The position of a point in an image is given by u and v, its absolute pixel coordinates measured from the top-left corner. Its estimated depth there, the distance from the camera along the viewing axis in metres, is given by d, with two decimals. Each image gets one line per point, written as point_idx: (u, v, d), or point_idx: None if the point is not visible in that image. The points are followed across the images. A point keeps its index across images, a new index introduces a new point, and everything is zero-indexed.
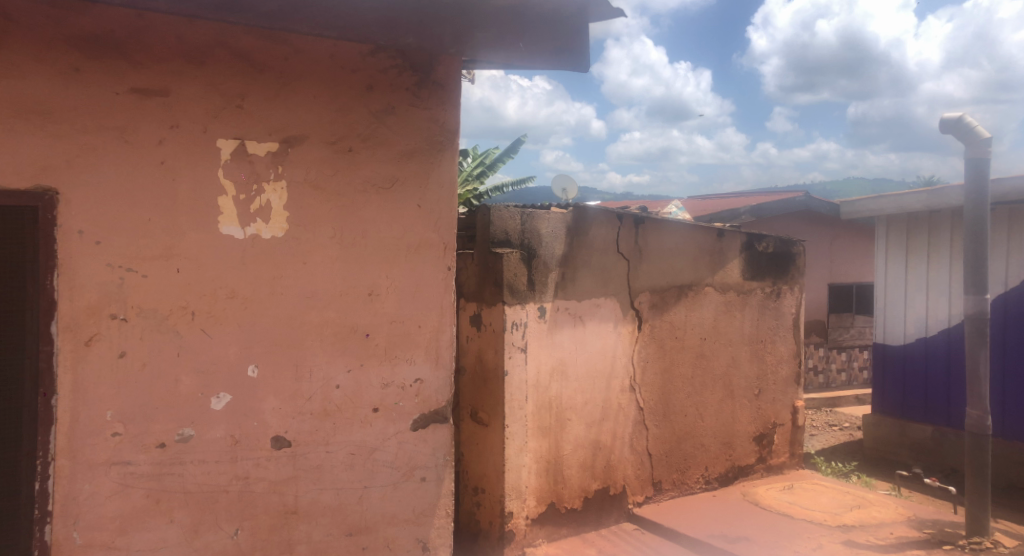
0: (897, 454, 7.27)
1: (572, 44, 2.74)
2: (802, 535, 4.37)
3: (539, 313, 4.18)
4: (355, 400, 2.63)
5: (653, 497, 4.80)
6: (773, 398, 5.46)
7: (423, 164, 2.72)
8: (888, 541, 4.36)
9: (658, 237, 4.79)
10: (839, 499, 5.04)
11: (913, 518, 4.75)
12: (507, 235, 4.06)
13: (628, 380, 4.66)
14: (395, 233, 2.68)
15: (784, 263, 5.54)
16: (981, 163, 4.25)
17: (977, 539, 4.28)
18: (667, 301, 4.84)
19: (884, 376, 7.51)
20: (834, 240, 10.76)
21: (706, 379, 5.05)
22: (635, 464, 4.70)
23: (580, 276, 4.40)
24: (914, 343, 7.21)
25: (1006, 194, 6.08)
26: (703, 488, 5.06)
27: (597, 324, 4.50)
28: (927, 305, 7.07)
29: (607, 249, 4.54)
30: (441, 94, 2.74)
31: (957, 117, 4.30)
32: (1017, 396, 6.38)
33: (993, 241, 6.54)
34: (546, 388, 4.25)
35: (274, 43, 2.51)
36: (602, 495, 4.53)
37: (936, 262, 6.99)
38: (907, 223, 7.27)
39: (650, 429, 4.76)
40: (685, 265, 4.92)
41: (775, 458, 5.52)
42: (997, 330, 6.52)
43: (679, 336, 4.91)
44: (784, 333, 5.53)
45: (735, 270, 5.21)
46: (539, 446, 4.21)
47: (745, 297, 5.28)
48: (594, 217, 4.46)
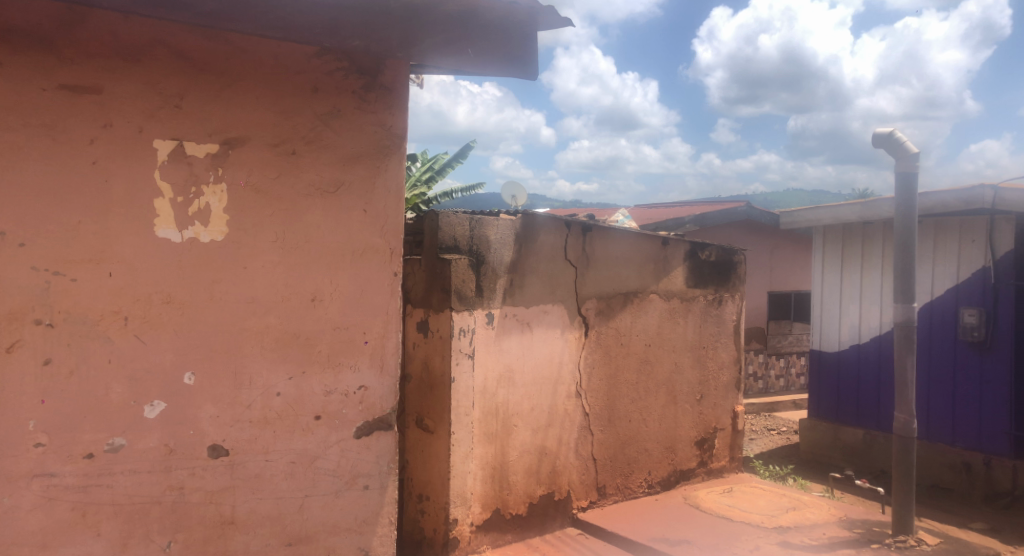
0: (830, 456, 7.51)
1: (521, 52, 2.76)
2: (740, 537, 4.47)
3: (487, 319, 4.18)
4: (296, 407, 2.59)
5: (597, 502, 4.84)
6: (714, 402, 5.57)
7: (369, 168, 2.70)
8: (822, 541, 4.48)
9: (605, 245, 4.85)
10: (775, 501, 5.17)
11: (845, 519, 4.90)
12: (456, 241, 4.06)
13: (575, 386, 4.69)
14: (340, 238, 2.65)
15: (726, 271, 5.66)
16: (910, 176, 4.43)
17: (903, 537, 4.44)
18: (613, 308, 4.90)
19: (820, 381, 7.73)
20: (774, 250, 11.05)
21: (650, 385, 5.13)
22: (580, 469, 4.73)
23: (528, 282, 4.42)
24: (848, 349, 7.44)
25: (933, 207, 6.35)
26: (646, 492, 5.13)
27: (544, 330, 4.52)
28: (860, 312, 7.31)
29: (555, 256, 4.57)
30: (388, 97, 2.72)
31: (888, 133, 4.48)
32: (940, 400, 6.65)
33: (921, 252, 6.82)
34: (493, 395, 4.24)
35: (216, 43, 2.46)
36: (547, 501, 4.55)
37: (869, 271, 7.24)
38: (842, 233, 7.52)
39: (596, 435, 4.81)
40: (631, 272, 4.99)
41: (716, 462, 5.63)
42: (923, 337, 6.79)
43: (624, 342, 4.97)
44: (725, 340, 5.65)
45: (679, 277, 5.30)
46: (485, 453, 4.21)
47: (688, 304, 5.38)
48: (542, 225, 4.49)
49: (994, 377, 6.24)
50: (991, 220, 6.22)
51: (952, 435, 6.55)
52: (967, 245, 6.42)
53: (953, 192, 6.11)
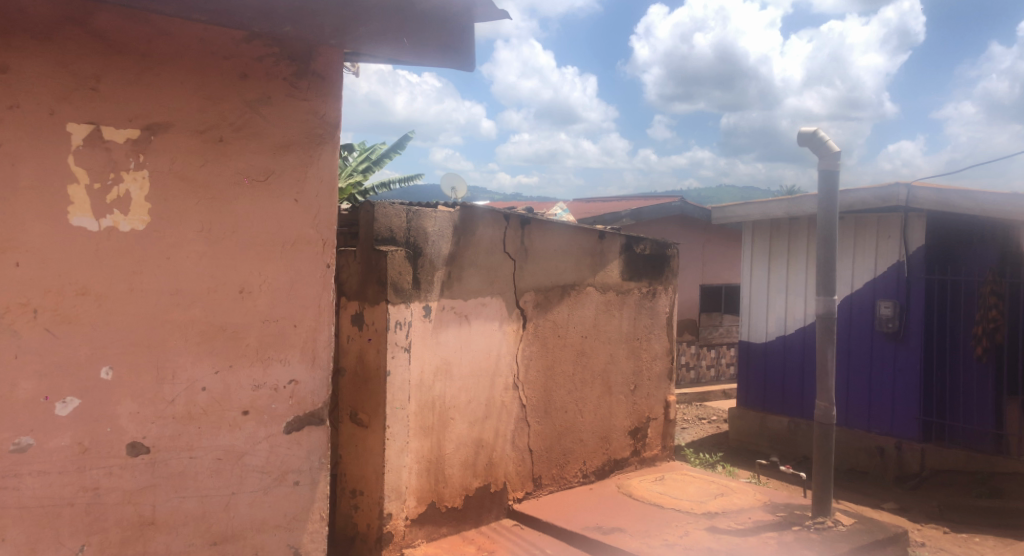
0: (757, 444, 7.74)
1: (457, 44, 2.74)
2: (670, 523, 4.56)
3: (424, 311, 4.14)
4: (222, 403, 2.51)
5: (533, 493, 4.87)
6: (648, 393, 5.67)
7: (301, 157, 2.63)
8: (747, 525, 4.62)
9: (543, 238, 4.86)
10: (704, 488, 5.30)
11: (770, 503, 5.06)
12: (392, 232, 4.02)
13: (512, 378, 4.71)
14: (269, 229, 2.58)
15: (660, 265, 5.76)
16: (831, 174, 4.59)
17: (821, 519, 4.61)
18: (550, 300, 4.92)
19: (748, 371, 7.96)
20: (706, 244, 11.30)
21: (586, 376, 5.18)
22: (516, 461, 4.75)
23: (466, 275, 4.41)
24: (774, 340, 7.68)
25: (854, 204, 6.61)
26: (581, 481, 5.18)
27: (482, 323, 4.51)
28: (786, 305, 7.56)
29: (494, 249, 4.57)
30: (321, 85, 2.66)
31: (812, 132, 4.62)
32: (858, 389, 6.93)
33: (842, 247, 7.08)
34: (429, 388, 4.21)
35: (137, 23, 2.36)
36: (483, 493, 4.56)
37: (795, 265, 7.48)
38: (770, 228, 7.75)
39: (532, 426, 4.83)
40: (568, 265, 5.02)
41: (649, 451, 5.73)
42: (843, 329, 7.07)
43: (561, 334, 5.01)
44: (659, 332, 5.75)
45: (615, 270, 5.37)
46: (421, 446, 4.18)
47: (624, 297, 5.45)
48: (481, 217, 4.48)
49: (906, 365, 6.52)
50: (905, 217, 6.50)
51: (868, 421, 6.83)
52: (884, 240, 6.70)
53: (873, 190, 6.38)
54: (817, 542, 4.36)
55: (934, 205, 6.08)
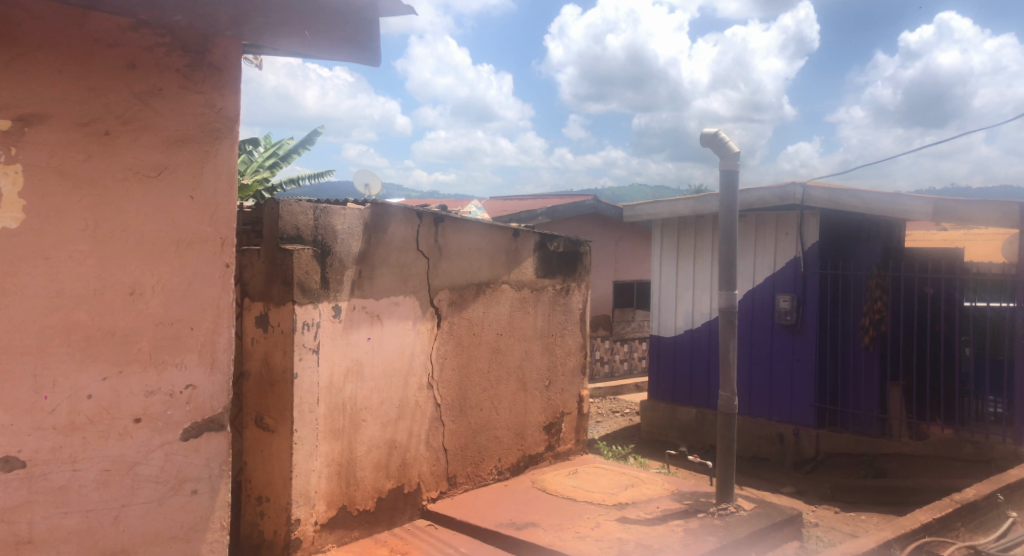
0: (667, 435, 7.95)
1: (362, 38, 2.71)
2: (582, 515, 4.64)
3: (334, 312, 4.06)
4: (110, 411, 2.40)
5: (447, 492, 4.84)
6: (561, 388, 5.73)
7: (197, 152, 2.53)
8: (655, 514, 4.74)
9: (457, 235, 4.84)
10: (616, 480, 5.41)
11: (677, 492, 5.21)
12: (299, 231, 3.93)
13: (426, 377, 4.66)
14: (163, 227, 2.47)
15: (573, 262, 5.83)
16: (732, 174, 4.76)
17: (724, 505, 4.79)
18: (465, 299, 4.91)
19: (658, 364, 8.16)
20: (618, 241, 11.52)
21: (501, 373, 5.19)
22: (430, 460, 4.71)
23: (378, 274, 4.34)
24: (683, 334, 7.91)
25: (753, 203, 6.88)
26: (495, 479, 5.19)
27: (395, 322, 4.45)
28: (693, 300, 7.80)
29: (407, 247, 4.51)
30: (218, 78, 2.56)
31: (713, 133, 4.78)
32: (760, 379, 7.23)
33: (743, 244, 7.35)
34: (339, 390, 4.13)
35: (6, 6, 2.21)
36: (396, 495, 4.50)
37: (701, 261, 7.72)
38: (678, 226, 7.96)
39: (447, 425, 4.80)
40: (482, 263, 5.02)
41: (562, 446, 5.79)
42: (744, 322, 7.36)
43: (476, 332, 5.00)
44: (572, 328, 5.82)
45: (529, 267, 5.40)
46: (331, 450, 4.09)
47: (538, 294, 5.49)
48: (393, 215, 4.42)
49: (803, 356, 6.86)
50: (801, 215, 6.81)
51: (769, 409, 7.16)
52: (782, 238, 7.01)
53: (771, 189, 6.68)
54: (721, 527, 4.52)
55: (826, 203, 6.42)
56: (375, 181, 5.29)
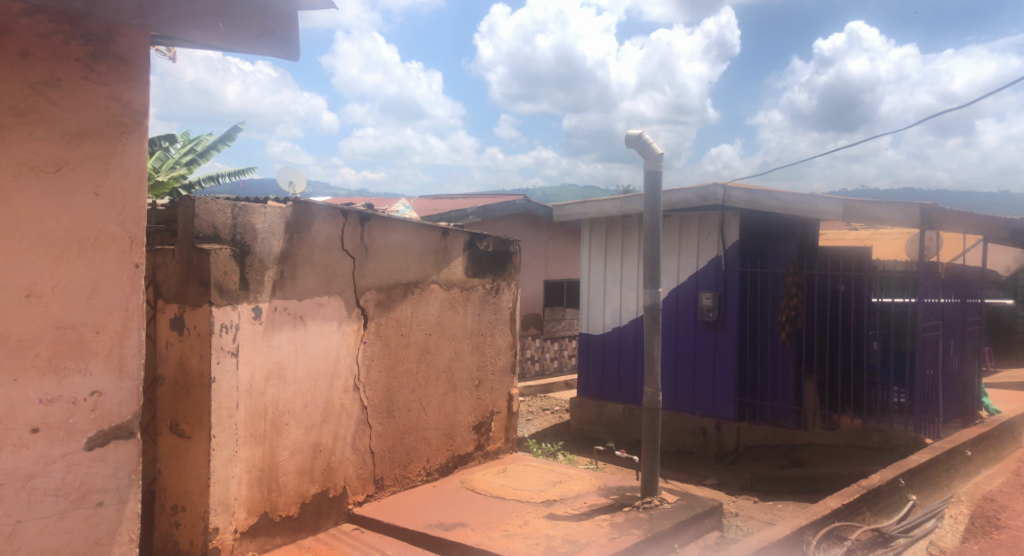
0: (595, 431, 8.07)
1: (280, 32, 2.75)
2: (510, 514, 4.65)
3: (254, 313, 3.96)
4: (5, 421, 2.31)
5: (374, 495, 4.77)
6: (491, 387, 5.72)
7: (102, 147, 2.46)
8: (582, 509, 4.79)
9: (384, 235, 4.77)
10: (544, 477, 5.45)
11: (604, 487, 5.28)
12: (216, 230, 3.80)
13: (352, 379, 4.58)
14: (65, 225, 2.39)
15: (503, 261, 5.83)
16: (655, 175, 4.85)
17: (648, 498, 4.88)
18: (393, 299, 4.84)
19: (587, 361, 8.26)
20: (549, 241, 11.61)
21: (430, 373, 5.15)
22: (356, 463, 4.64)
23: (300, 274, 4.24)
24: (611, 332, 8.03)
25: (677, 203, 7.06)
26: (424, 480, 5.14)
27: (319, 324, 4.36)
28: (621, 298, 7.93)
29: (331, 246, 4.43)
30: (124, 70, 2.50)
31: (638, 134, 4.86)
32: (684, 375, 7.43)
33: (668, 243, 7.50)
34: (260, 394, 4.02)
35: None
36: (321, 499, 4.41)
37: (628, 260, 7.86)
38: (605, 225, 8.07)
39: (374, 427, 4.73)
40: (411, 263, 4.97)
41: (492, 444, 5.79)
42: (669, 320, 7.54)
43: (404, 333, 4.94)
44: (502, 327, 5.82)
45: (458, 267, 5.38)
46: (252, 455, 3.98)
47: (468, 293, 5.47)
48: (317, 214, 4.33)
49: (725, 351, 7.09)
50: (722, 216, 7.02)
51: (692, 404, 7.36)
52: (705, 237, 7.20)
53: (693, 190, 6.89)
54: (645, 520, 4.61)
55: (745, 204, 6.65)
56: (301, 180, 5.17)
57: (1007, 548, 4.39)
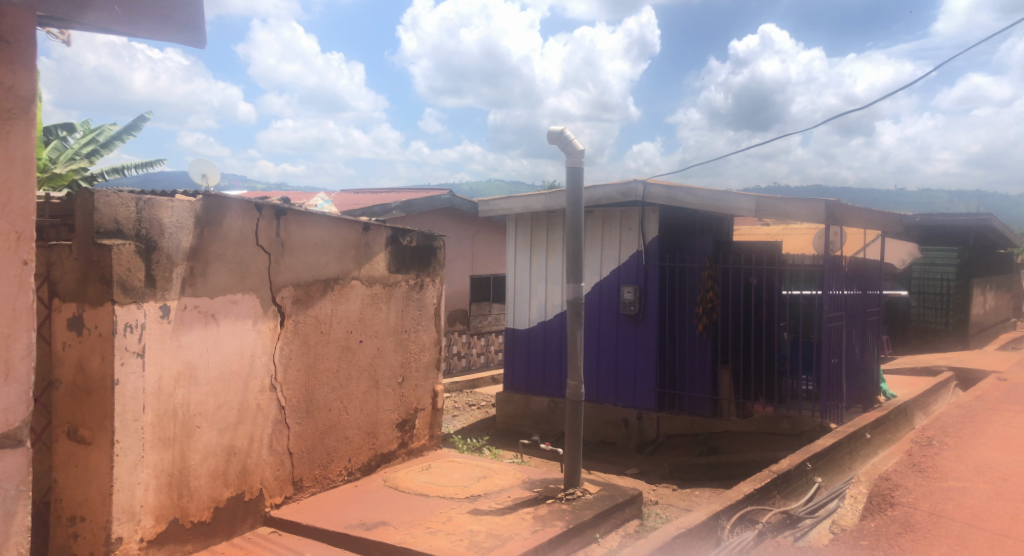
0: (521, 425, 8.10)
1: (185, 19, 2.83)
2: (433, 510, 4.61)
3: (162, 312, 3.79)
4: None
5: (293, 497, 4.63)
6: (415, 384, 5.63)
7: None
8: (506, 503, 4.79)
9: (302, 230, 4.64)
10: (469, 473, 5.42)
11: (527, 480, 5.30)
12: (119, 224, 3.62)
13: (269, 379, 4.44)
14: None
15: (426, 257, 5.73)
16: (578, 171, 4.88)
17: (571, 490, 4.93)
18: (311, 296, 4.71)
19: (512, 355, 8.27)
20: (475, 236, 11.57)
21: (351, 372, 5.03)
22: (273, 465, 4.50)
23: (212, 270, 4.08)
24: (536, 326, 8.07)
25: (600, 199, 7.15)
26: (345, 480, 5.03)
27: (232, 322, 4.21)
28: (546, 293, 7.97)
29: (245, 242, 4.27)
30: (9, 53, 2.36)
31: (560, 130, 4.88)
32: (607, 367, 7.53)
33: (592, 238, 7.58)
34: (169, 395, 3.85)
35: None
36: (235, 503, 4.25)
37: (553, 255, 7.90)
38: (530, 220, 8.09)
39: (292, 427, 4.60)
40: (330, 258, 4.84)
41: (415, 442, 5.69)
42: (592, 313, 7.62)
43: (324, 330, 4.80)
44: (425, 323, 5.72)
45: (380, 263, 5.26)
46: (160, 460, 3.81)
47: (390, 289, 5.36)
48: (230, 208, 4.17)
49: (645, 344, 7.24)
50: (642, 211, 7.16)
51: (615, 396, 7.47)
52: (626, 232, 7.31)
53: (615, 186, 6.99)
54: (568, 512, 4.64)
55: (665, 200, 6.81)
56: (216, 173, 4.96)
57: (903, 524, 4.62)
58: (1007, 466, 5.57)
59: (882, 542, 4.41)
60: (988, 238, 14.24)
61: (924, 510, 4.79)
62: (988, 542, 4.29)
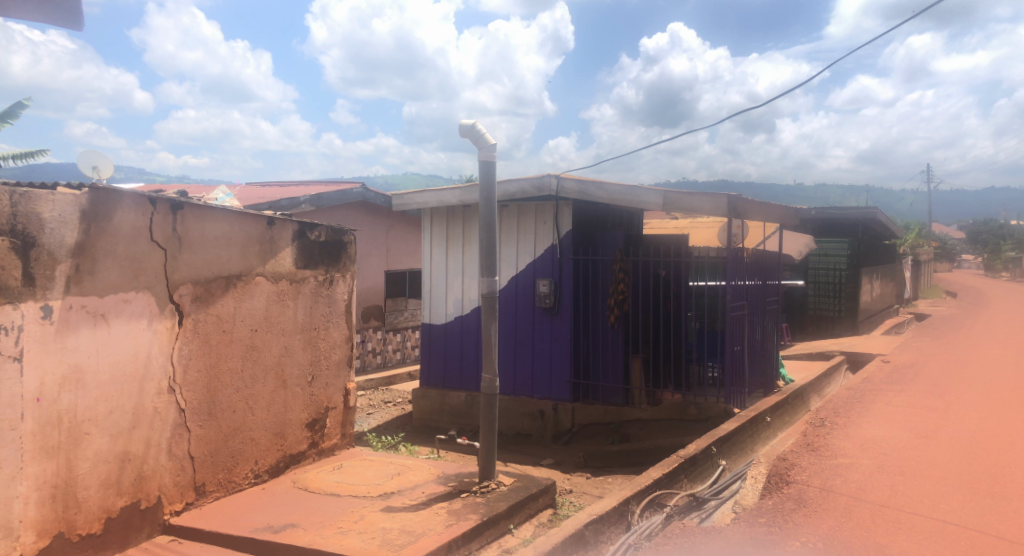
0: (438, 420, 8.05)
1: None
2: (345, 510, 4.50)
3: (43, 313, 3.57)
4: None
5: (195, 503, 4.42)
6: (325, 382, 5.46)
7: None
8: (420, 500, 4.73)
9: (201, 224, 4.42)
10: (382, 470, 5.32)
11: (442, 475, 5.25)
12: None
13: (167, 381, 4.23)
14: None
15: (337, 252, 5.53)
16: (490, 165, 4.85)
17: (486, 483, 4.92)
18: (212, 293, 4.50)
19: (429, 350, 8.19)
20: (389, 231, 11.39)
21: (256, 371, 4.83)
22: (173, 470, 4.28)
23: (101, 267, 3.86)
24: (453, 321, 8.02)
25: (514, 193, 7.15)
26: (252, 483, 4.83)
27: (125, 322, 3.99)
28: (463, 287, 7.93)
29: (138, 237, 4.04)
30: None
31: (471, 124, 4.84)
32: (523, 360, 7.55)
33: (507, 232, 7.56)
34: (53, 401, 3.62)
35: None
36: (130, 512, 4.03)
37: (469, 250, 7.86)
38: (446, 215, 8.02)
39: (193, 430, 4.39)
40: (232, 254, 4.62)
41: (326, 441, 5.52)
42: (508, 307, 7.60)
43: (226, 329, 4.60)
44: (336, 320, 5.53)
45: (287, 258, 5.06)
46: (42, 471, 3.59)
47: (298, 286, 5.16)
48: (121, 201, 3.95)
49: (560, 336, 7.30)
50: (556, 205, 7.21)
51: (531, 388, 7.51)
52: (541, 226, 7.34)
53: (528, 179, 7.02)
54: (482, 505, 4.63)
55: (577, 194, 6.87)
56: (109, 166, 4.67)
57: (796, 500, 4.84)
58: (891, 441, 5.91)
59: (778, 518, 4.60)
60: (875, 229, 15.11)
61: (816, 486, 5.03)
62: (871, 512, 4.55)
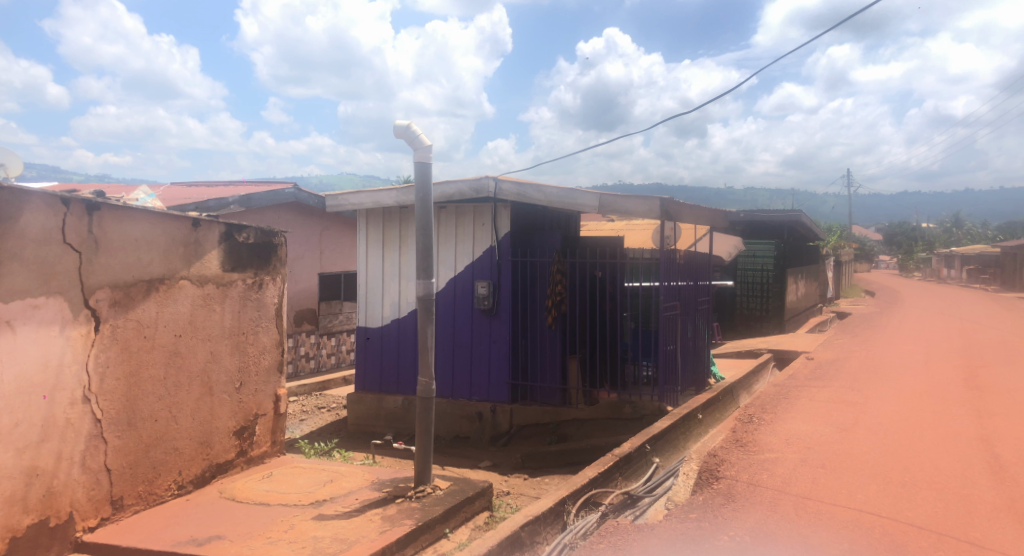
0: (374, 425, 7.90)
1: None
2: (273, 520, 4.36)
3: None
4: None
5: (111, 518, 4.20)
6: (254, 389, 5.27)
7: None
8: (352, 507, 4.62)
9: (119, 226, 4.21)
10: (314, 478, 5.18)
11: (376, 481, 5.14)
12: None
13: (81, 390, 4.01)
14: None
15: (267, 254, 5.35)
16: (426, 166, 4.78)
17: (421, 487, 4.83)
18: (132, 297, 4.29)
19: (365, 354, 8.03)
20: (323, 232, 11.16)
21: (181, 378, 4.63)
22: (86, 484, 4.06)
23: (6, 271, 3.64)
24: (390, 324, 7.88)
25: (450, 195, 7.08)
26: (175, 495, 4.63)
27: (33, 329, 3.76)
28: (399, 289, 7.81)
29: (49, 240, 3.83)
30: None
31: (406, 125, 4.76)
32: (461, 362, 7.47)
33: (443, 233, 7.47)
34: None
35: None
36: (37, 530, 3.80)
37: (406, 251, 7.75)
38: (381, 216, 7.89)
39: (110, 441, 4.18)
40: (154, 257, 4.42)
41: (256, 450, 5.33)
42: (445, 309, 7.52)
43: (147, 335, 4.39)
44: (266, 324, 5.35)
45: (213, 261, 4.87)
46: None
47: (225, 289, 4.97)
48: (29, 201, 3.74)
49: (498, 338, 7.26)
50: (494, 207, 7.18)
51: (469, 391, 7.44)
52: (478, 228, 7.30)
53: (466, 181, 6.95)
54: (417, 509, 4.55)
55: (514, 196, 6.84)
56: (17, 163, 4.41)
57: (726, 495, 4.91)
58: (816, 435, 6.08)
59: (708, 514, 4.66)
60: (800, 230, 15.60)
61: (744, 481, 5.12)
62: (794, 504, 4.66)
